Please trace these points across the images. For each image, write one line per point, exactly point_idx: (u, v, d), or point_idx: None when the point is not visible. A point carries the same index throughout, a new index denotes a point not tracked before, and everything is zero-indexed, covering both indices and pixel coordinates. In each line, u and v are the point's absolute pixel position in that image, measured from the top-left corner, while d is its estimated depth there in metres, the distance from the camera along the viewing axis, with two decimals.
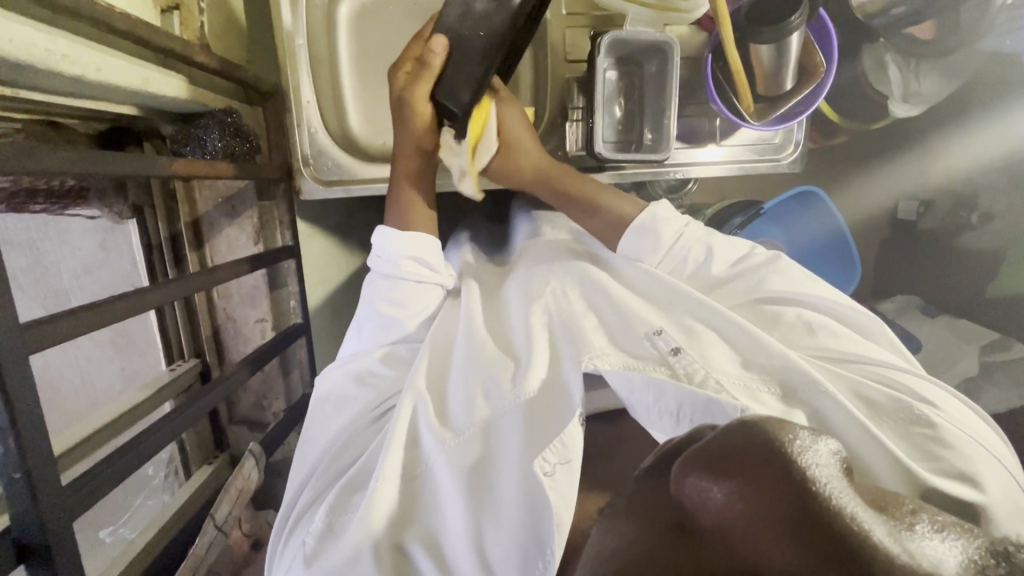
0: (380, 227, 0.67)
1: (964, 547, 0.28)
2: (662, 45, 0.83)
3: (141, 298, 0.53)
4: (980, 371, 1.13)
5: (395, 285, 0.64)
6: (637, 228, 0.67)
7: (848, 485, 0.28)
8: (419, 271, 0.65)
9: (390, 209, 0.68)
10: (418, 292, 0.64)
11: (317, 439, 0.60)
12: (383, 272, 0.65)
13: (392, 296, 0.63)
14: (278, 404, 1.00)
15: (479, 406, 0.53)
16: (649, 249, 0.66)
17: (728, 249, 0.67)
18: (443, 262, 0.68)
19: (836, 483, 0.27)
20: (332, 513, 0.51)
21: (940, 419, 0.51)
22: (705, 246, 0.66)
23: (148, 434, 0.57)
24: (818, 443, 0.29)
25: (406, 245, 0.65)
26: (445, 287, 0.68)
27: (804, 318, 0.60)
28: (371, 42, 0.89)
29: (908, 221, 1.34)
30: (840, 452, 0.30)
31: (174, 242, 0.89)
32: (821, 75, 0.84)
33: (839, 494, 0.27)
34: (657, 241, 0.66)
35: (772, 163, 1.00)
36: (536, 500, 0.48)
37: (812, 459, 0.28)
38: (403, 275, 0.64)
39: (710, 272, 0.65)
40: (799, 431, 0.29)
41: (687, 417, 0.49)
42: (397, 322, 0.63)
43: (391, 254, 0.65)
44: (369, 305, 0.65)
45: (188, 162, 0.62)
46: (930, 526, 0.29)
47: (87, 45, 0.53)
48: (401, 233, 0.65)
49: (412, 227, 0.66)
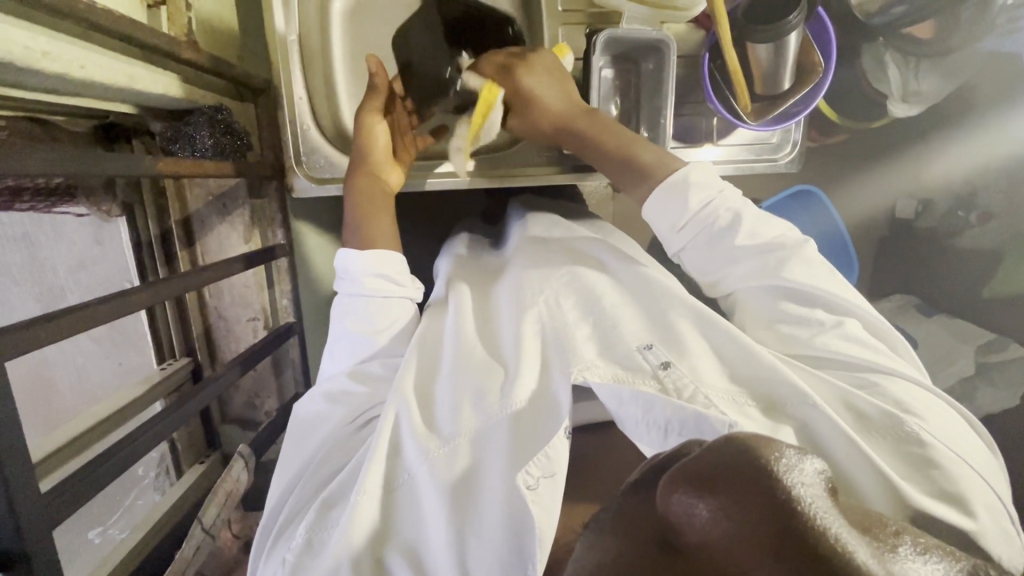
0: (341, 250, 0.67)
1: (945, 570, 0.28)
2: (658, 44, 0.82)
3: (124, 300, 0.52)
4: (976, 372, 1.14)
5: (361, 303, 0.64)
6: (669, 185, 0.67)
7: (833, 506, 0.28)
8: (387, 286, 0.65)
9: (350, 233, 0.69)
10: (385, 308, 0.64)
11: (299, 450, 0.59)
12: (348, 291, 0.66)
13: (360, 315, 0.64)
14: (271, 402, 0.99)
15: (466, 417, 0.52)
16: (676, 208, 0.66)
17: (758, 222, 0.65)
18: (410, 275, 0.68)
19: (821, 503, 0.27)
20: (313, 528, 0.51)
21: (927, 436, 0.50)
22: (735, 213, 0.65)
23: (134, 437, 0.56)
24: (804, 462, 0.29)
25: (371, 261, 0.65)
26: (413, 299, 0.68)
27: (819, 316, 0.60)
28: (364, 38, 0.88)
29: (906, 220, 1.33)
30: (825, 472, 0.30)
31: (165, 240, 0.88)
32: (820, 74, 0.83)
33: (825, 514, 0.27)
34: (686, 202, 0.66)
35: (769, 163, 0.99)
36: (520, 516, 0.47)
37: (797, 478, 0.28)
38: (369, 292, 0.64)
39: (733, 240, 0.64)
40: (786, 450, 0.29)
41: (676, 432, 0.49)
42: (367, 340, 0.63)
43: (356, 273, 0.66)
44: (338, 325, 0.65)
45: (174, 161, 0.61)
46: (913, 548, 0.29)
47: (69, 41, 0.52)
48: (362, 252, 0.66)
49: (376, 244, 0.67)
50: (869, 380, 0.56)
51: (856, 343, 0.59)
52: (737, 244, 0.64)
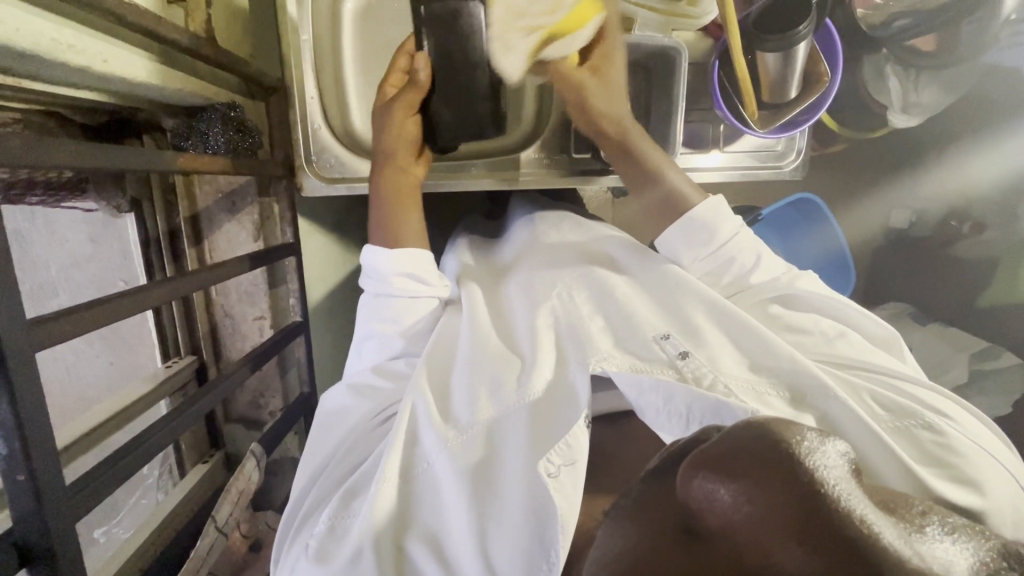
0: (368, 247, 0.67)
1: (974, 549, 0.28)
2: (669, 50, 0.84)
3: (144, 294, 0.52)
4: (969, 380, 1.16)
5: (388, 303, 0.64)
6: (689, 220, 0.68)
7: (857, 487, 0.29)
8: (413, 287, 0.65)
9: (376, 232, 0.69)
10: (413, 309, 0.64)
11: (326, 439, 0.61)
12: (375, 291, 0.66)
13: (386, 315, 0.64)
14: (276, 403, 0.97)
15: (484, 406, 0.53)
16: (699, 243, 0.67)
17: (773, 264, 0.69)
18: (438, 274, 0.67)
19: (844, 485, 0.28)
20: (336, 515, 0.52)
21: (945, 425, 0.52)
22: (755, 254, 0.68)
23: (149, 434, 0.55)
24: (827, 445, 0.29)
25: (395, 262, 0.65)
26: (440, 299, 0.67)
27: (822, 326, 0.62)
28: (376, 39, 0.88)
29: (902, 230, 1.36)
30: (848, 453, 0.30)
31: (172, 237, 0.87)
32: (826, 84, 0.85)
33: (849, 496, 0.27)
34: (712, 236, 0.67)
35: (774, 170, 1.01)
36: (541, 503, 0.47)
37: (821, 460, 0.28)
38: (396, 293, 0.64)
39: (751, 279, 0.67)
40: (808, 433, 0.30)
41: (698, 420, 0.50)
42: (392, 340, 0.64)
43: (383, 272, 0.65)
44: (365, 325, 0.66)
45: (191, 157, 0.61)
46: (941, 527, 0.30)
47: (94, 35, 0.52)
48: (392, 252, 0.65)
49: (403, 243, 0.67)
50: (888, 381, 0.57)
51: (862, 344, 0.61)
52: (754, 279, 0.67)
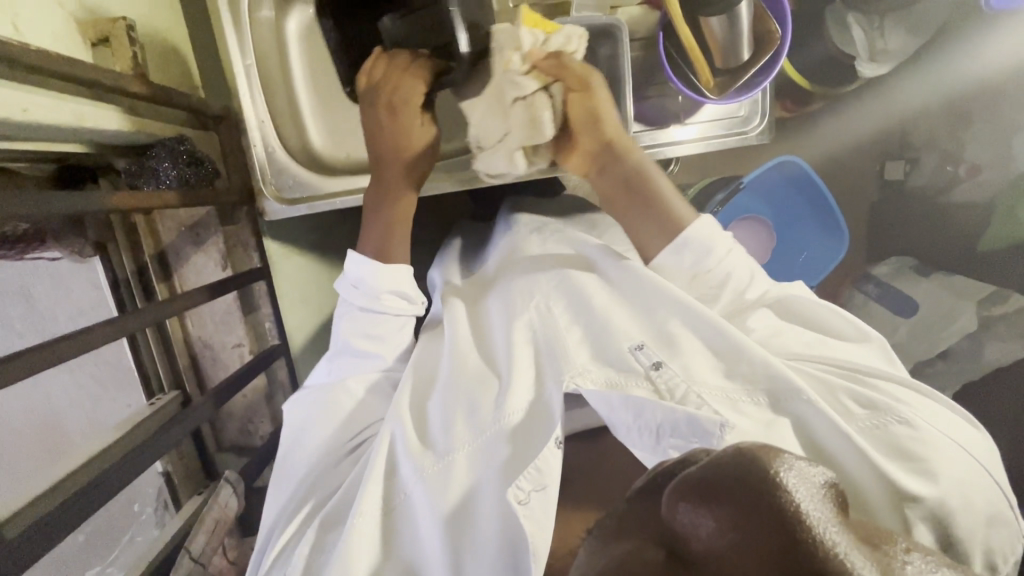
0: (355, 254, 0.66)
1: None
2: (609, 28, 0.82)
3: (90, 335, 0.53)
4: (981, 327, 1.12)
5: (374, 319, 0.65)
6: (683, 243, 0.61)
7: (841, 524, 0.27)
8: (401, 305, 0.66)
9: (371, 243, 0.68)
10: (396, 324, 0.65)
11: (296, 466, 0.61)
12: (361, 304, 0.65)
13: (370, 331, 0.65)
14: (266, 427, 1.00)
15: (460, 430, 0.53)
16: (691, 263, 0.61)
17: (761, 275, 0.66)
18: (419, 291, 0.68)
19: (828, 522, 0.26)
20: (311, 552, 0.53)
21: (917, 421, 0.52)
22: (748, 270, 0.64)
23: (108, 474, 0.57)
24: (813, 473, 0.28)
25: (387, 278, 0.65)
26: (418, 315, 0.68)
27: (804, 335, 0.62)
28: (318, 55, 0.86)
29: (896, 181, 1.33)
30: (833, 480, 0.29)
31: (142, 276, 0.89)
32: (777, 43, 0.81)
33: (835, 535, 0.26)
34: (709, 252, 0.61)
35: (739, 137, 0.98)
36: (514, 534, 0.49)
37: (803, 494, 0.27)
38: (384, 310, 0.65)
39: (746, 297, 0.64)
40: (796, 461, 0.28)
41: (666, 436, 0.50)
42: (373, 355, 0.64)
43: (372, 286, 0.65)
44: (341, 336, 0.66)
45: (129, 195, 0.59)
46: (921, 564, 0.28)
47: (11, 87, 0.53)
48: (383, 266, 0.65)
49: (392, 259, 0.67)
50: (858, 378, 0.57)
51: (830, 346, 0.62)
52: (749, 297, 0.64)
